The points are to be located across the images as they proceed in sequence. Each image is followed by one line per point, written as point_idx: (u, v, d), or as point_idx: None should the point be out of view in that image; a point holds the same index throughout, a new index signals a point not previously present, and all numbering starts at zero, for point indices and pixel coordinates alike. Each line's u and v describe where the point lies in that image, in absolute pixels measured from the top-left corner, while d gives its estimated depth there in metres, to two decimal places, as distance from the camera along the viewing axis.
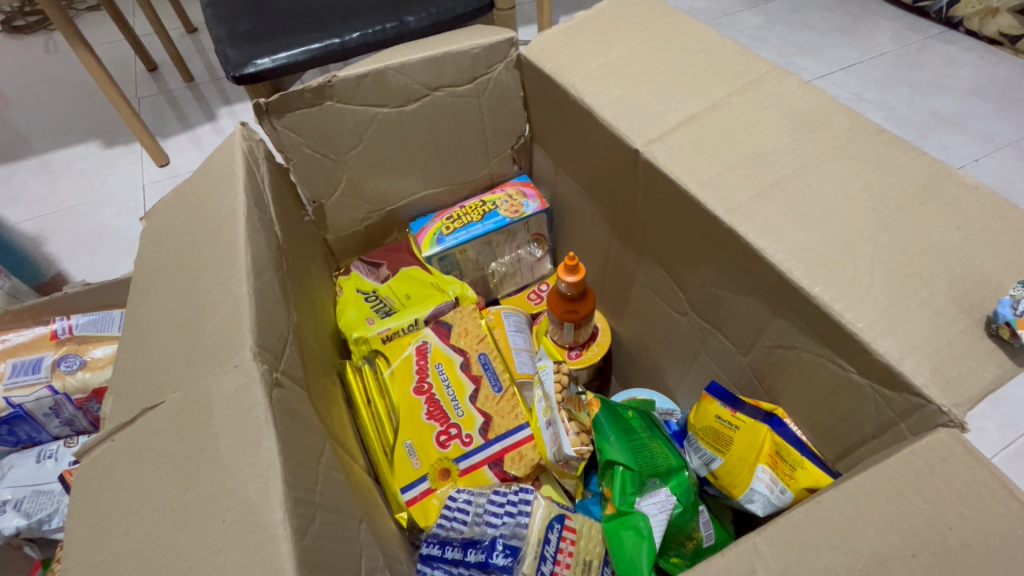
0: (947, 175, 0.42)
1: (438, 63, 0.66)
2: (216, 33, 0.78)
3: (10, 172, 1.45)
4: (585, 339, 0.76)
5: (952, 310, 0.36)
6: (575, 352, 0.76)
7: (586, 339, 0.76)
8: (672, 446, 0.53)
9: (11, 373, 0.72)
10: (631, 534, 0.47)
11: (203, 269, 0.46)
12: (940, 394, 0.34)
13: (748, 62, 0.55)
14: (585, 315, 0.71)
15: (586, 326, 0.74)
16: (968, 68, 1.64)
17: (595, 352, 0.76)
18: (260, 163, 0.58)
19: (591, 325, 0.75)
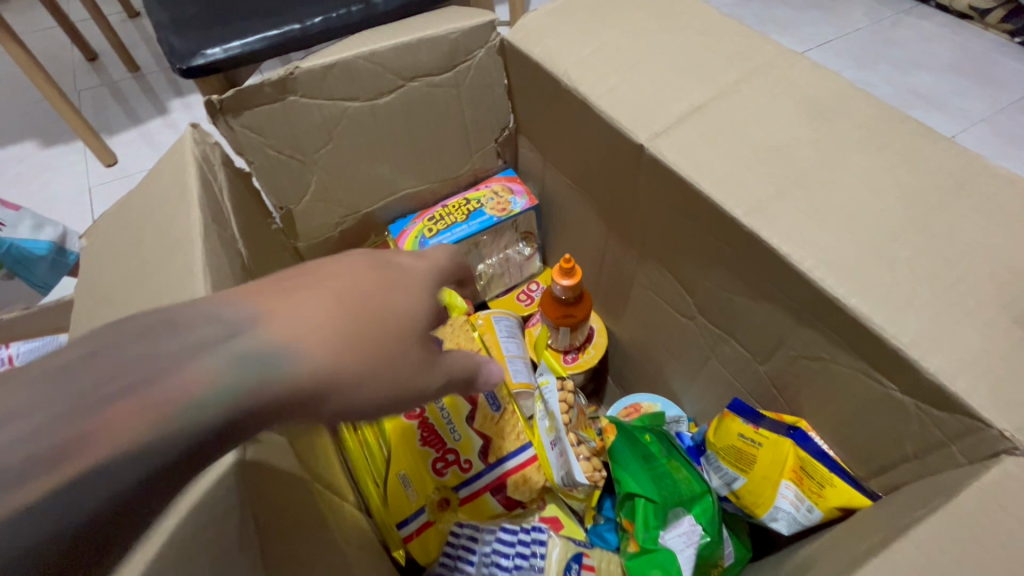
0: (982, 167, 0.39)
1: (412, 50, 0.59)
2: (158, 20, 0.69)
3: None
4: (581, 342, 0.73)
5: (1003, 320, 0.33)
6: (571, 355, 0.73)
7: (583, 342, 0.73)
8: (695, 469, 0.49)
9: None
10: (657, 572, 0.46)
11: (157, 301, 0.40)
12: (1000, 418, 0.30)
13: (755, 44, 0.50)
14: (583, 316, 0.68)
15: (582, 330, 0.71)
16: (941, 43, 1.64)
17: (592, 355, 0.74)
18: (217, 170, 0.51)
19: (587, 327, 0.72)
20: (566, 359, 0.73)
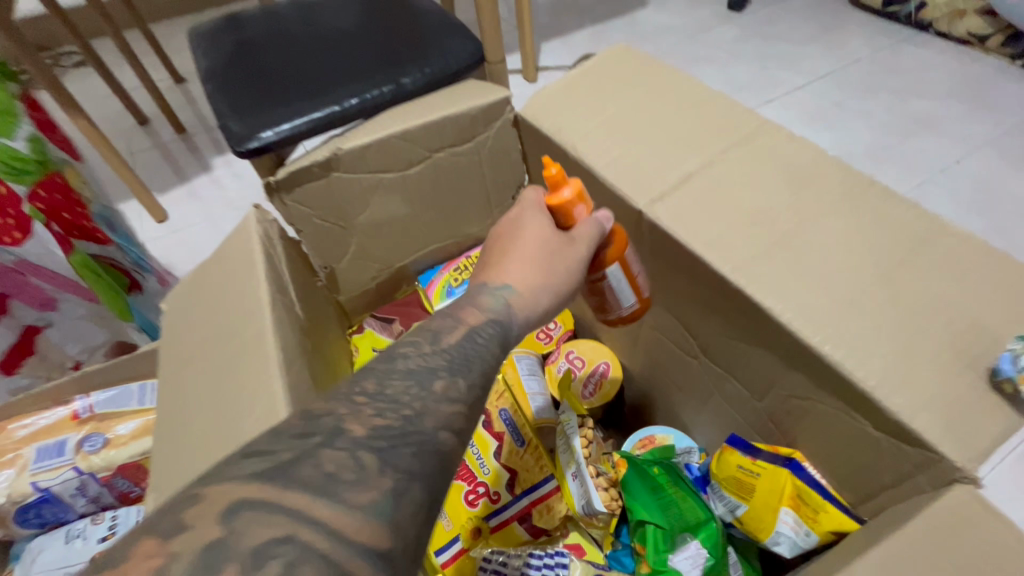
0: (940, 226, 0.45)
1: (438, 127, 0.68)
2: (219, 109, 0.81)
3: None
4: (635, 278, 0.54)
5: (957, 364, 0.38)
6: (627, 300, 0.54)
7: (636, 279, 0.54)
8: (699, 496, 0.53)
9: (38, 457, 0.72)
10: None
11: (237, 365, 0.48)
12: (954, 451, 0.35)
13: (740, 115, 0.57)
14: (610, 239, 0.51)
15: (630, 264, 0.53)
16: (942, 69, 1.69)
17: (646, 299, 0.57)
18: (275, 243, 0.59)
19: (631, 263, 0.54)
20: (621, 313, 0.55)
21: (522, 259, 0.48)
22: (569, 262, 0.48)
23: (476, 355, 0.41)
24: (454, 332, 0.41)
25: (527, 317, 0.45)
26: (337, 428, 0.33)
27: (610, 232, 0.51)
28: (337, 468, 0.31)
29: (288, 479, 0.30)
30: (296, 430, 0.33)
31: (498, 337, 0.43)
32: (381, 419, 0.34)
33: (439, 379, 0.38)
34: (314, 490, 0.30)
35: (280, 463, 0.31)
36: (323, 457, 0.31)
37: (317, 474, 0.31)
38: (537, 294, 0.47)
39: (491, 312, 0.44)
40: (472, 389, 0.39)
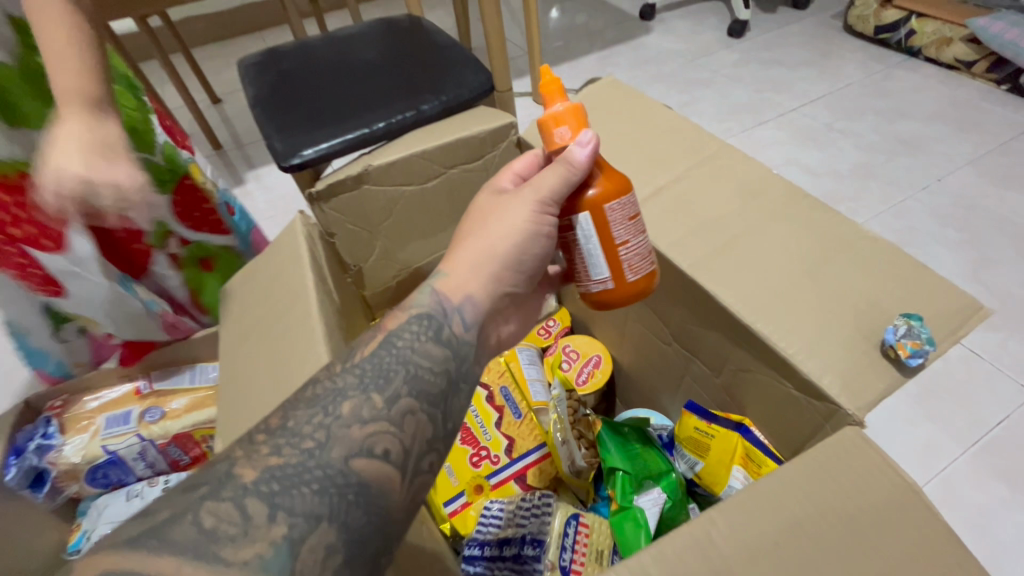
0: (857, 230, 0.55)
1: (453, 147, 0.80)
2: (265, 131, 0.94)
3: None
4: (615, 246, 0.50)
5: (858, 336, 0.48)
6: (601, 270, 0.50)
7: (617, 251, 0.50)
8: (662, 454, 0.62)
9: (106, 425, 0.84)
10: (631, 523, 0.55)
11: (288, 337, 0.59)
12: (848, 402, 0.45)
13: (704, 139, 0.68)
14: (595, 181, 0.49)
15: (609, 228, 0.49)
16: (929, 93, 1.79)
17: (629, 284, 0.51)
18: (317, 243, 0.71)
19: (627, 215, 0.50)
20: (594, 284, 0.51)
21: (466, 237, 0.54)
22: (518, 210, 0.51)
23: (391, 366, 0.45)
24: (370, 344, 0.47)
25: (461, 296, 0.51)
26: (226, 476, 0.38)
27: (593, 171, 0.50)
28: (217, 522, 0.35)
29: (160, 541, 0.34)
30: (189, 484, 0.38)
31: (422, 332, 0.48)
32: (275, 459, 0.39)
33: (348, 400, 0.43)
34: (190, 550, 0.34)
35: (158, 523, 0.35)
36: (205, 512, 0.36)
37: (193, 531, 0.35)
38: (469, 269, 0.52)
39: (419, 309, 0.49)
40: (387, 403, 0.43)
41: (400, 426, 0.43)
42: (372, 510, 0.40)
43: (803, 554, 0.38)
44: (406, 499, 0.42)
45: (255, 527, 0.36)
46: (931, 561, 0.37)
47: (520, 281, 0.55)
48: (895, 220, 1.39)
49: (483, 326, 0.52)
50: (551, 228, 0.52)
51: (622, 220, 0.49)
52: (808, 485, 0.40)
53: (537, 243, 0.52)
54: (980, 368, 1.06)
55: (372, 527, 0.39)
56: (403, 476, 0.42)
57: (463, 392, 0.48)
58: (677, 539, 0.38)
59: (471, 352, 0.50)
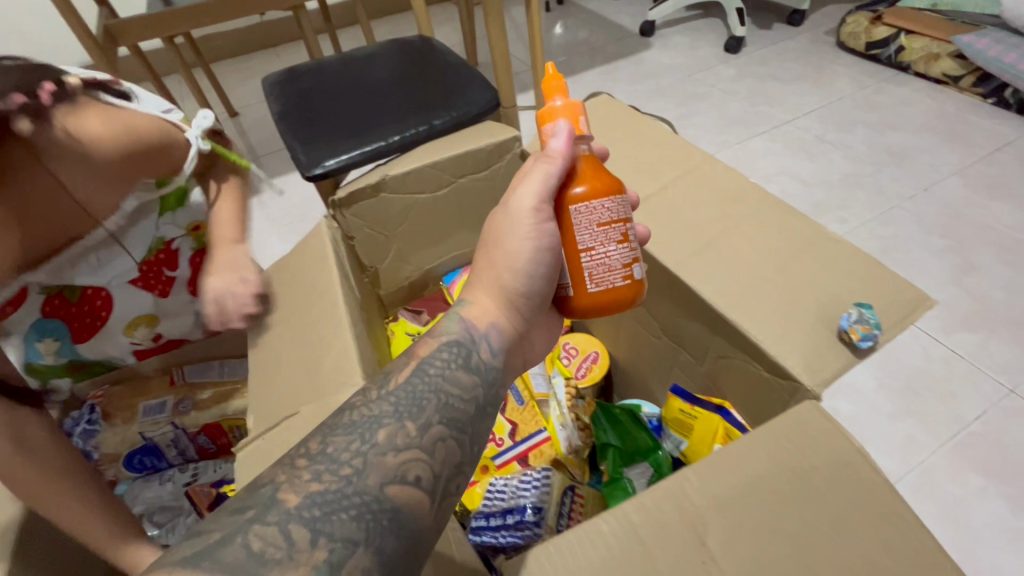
0: (822, 232, 0.62)
1: (462, 159, 0.87)
2: (290, 144, 1.02)
3: None
4: (579, 250, 0.54)
5: (819, 324, 0.55)
6: (564, 275, 0.55)
7: (580, 258, 0.54)
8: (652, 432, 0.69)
9: (143, 413, 0.91)
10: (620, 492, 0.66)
11: (315, 328, 0.66)
12: (809, 380, 0.52)
13: (690, 150, 0.75)
14: (580, 180, 0.54)
15: (576, 230, 0.53)
16: (918, 106, 1.86)
17: (589, 294, 0.54)
18: (340, 246, 0.78)
19: (595, 218, 0.53)
20: (562, 288, 0.56)
21: (485, 270, 0.57)
22: (518, 219, 0.54)
23: (423, 394, 0.48)
24: (402, 370, 0.50)
25: (487, 323, 0.55)
26: (271, 500, 0.40)
27: (578, 172, 0.55)
28: (263, 545, 0.38)
29: (211, 561, 0.37)
30: (236, 506, 0.41)
31: (452, 361, 0.51)
32: (316, 485, 0.41)
33: (383, 427, 0.45)
34: (237, 573, 0.36)
35: (208, 546, 0.38)
36: (251, 535, 0.38)
37: (241, 553, 0.37)
38: (493, 300, 0.56)
39: (448, 337, 0.53)
40: (419, 431, 0.46)
41: (430, 452, 0.45)
42: (404, 537, 0.42)
43: (765, 505, 0.44)
44: (434, 520, 0.45)
45: (298, 552, 0.38)
46: (875, 511, 0.43)
47: (536, 301, 0.57)
48: (883, 227, 1.45)
49: (508, 350, 0.56)
50: (553, 239, 0.54)
51: (588, 226, 0.53)
52: (771, 447, 0.46)
53: (541, 258, 0.54)
54: (960, 368, 1.12)
55: (403, 549, 0.42)
56: (433, 499, 0.45)
57: (488, 417, 0.51)
58: (655, 491, 0.45)
59: (498, 376, 0.53)
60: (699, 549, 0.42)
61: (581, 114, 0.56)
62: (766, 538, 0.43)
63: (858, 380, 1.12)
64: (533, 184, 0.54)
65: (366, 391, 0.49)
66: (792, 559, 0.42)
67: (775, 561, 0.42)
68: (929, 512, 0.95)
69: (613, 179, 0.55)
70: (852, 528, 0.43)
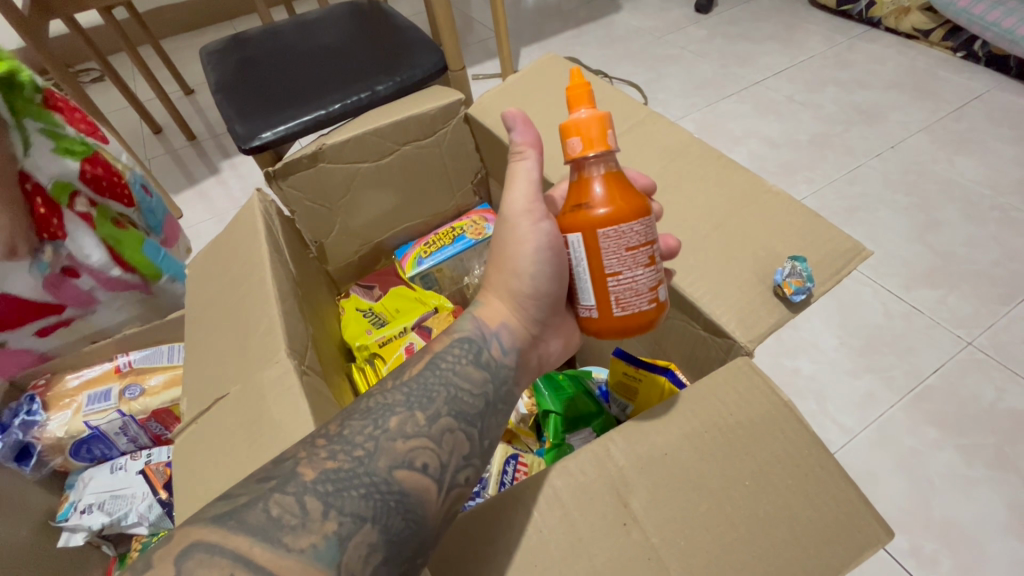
0: (762, 186, 0.60)
1: (404, 125, 0.83)
2: (227, 116, 0.97)
3: None
4: (606, 275, 0.47)
5: (754, 279, 0.54)
6: (588, 298, 0.49)
7: (605, 282, 0.47)
8: (594, 397, 0.69)
9: (89, 402, 0.88)
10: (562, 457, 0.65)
11: (245, 303, 0.63)
12: (743, 336, 0.51)
13: (634, 107, 0.72)
14: (605, 199, 0.46)
15: (601, 255, 0.46)
16: (888, 62, 1.83)
17: (614, 318, 0.49)
18: (273, 219, 0.75)
19: (629, 247, 0.46)
20: (585, 311, 0.50)
21: (492, 274, 0.55)
22: (515, 220, 0.51)
23: (434, 386, 0.46)
24: (416, 363, 0.48)
25: (497, 323, 0.53)
26: (292, 472, 0.39)
27: (603, 191, 0.46)
28: (282, 513, 0.37)
29: (235, 522, 0.36)
30: (261, 475, 0.40)
31: (463, 356, 0.49)
32: (331, 462, 0.40)
33: (395, 415, 0.44)
34: (257, 535, 0.36)
35: (236, 507, 0.37)
36: (272, 502, 0.37)
37: (262, 518, 0.37)
38: (500, 299, 0.54)
39: (460, 334, 0.51)
40: (429, 420, 0.44)
41: (439, 442, 0.43)
42: (412, 519, 0.40)
43: (686, 462, 0.43)
44: (443, 511, 0.42)
45: (311, 521, 0.37)
46: (797, 463, 0.43)
47: (548, 304, 0.54)
48: (848, 186, 1.43)
49: (522, 351, 0.53)
50: (553, 237, 0.50)
51: (615, 251, 0.46)
52: (695, 406, 0.45)
53: (541, 258, 0.51)
54: (920, 324, 1.12)
55: (410, 535, 0.40)
56: (441, 490, 0.42)
57: (500, 413, 0.49)
58: (580, 455, 0.44)
59: (511, 375, 0.51)
60: (620, 511, 0.41)
61: (606, 120, 0.46)
62: (686, 495, 0.42)
63: (821, 339, 1.12)
64: (523, 184, 0.52)
65: (383, 385, 0.48)
66: (711, 515, 0.41)
67: (695, 516, 0.41)
68: (884, 464, 0.96)
69: (641, 196, 0.47)
70: (772, 479, 0.42)
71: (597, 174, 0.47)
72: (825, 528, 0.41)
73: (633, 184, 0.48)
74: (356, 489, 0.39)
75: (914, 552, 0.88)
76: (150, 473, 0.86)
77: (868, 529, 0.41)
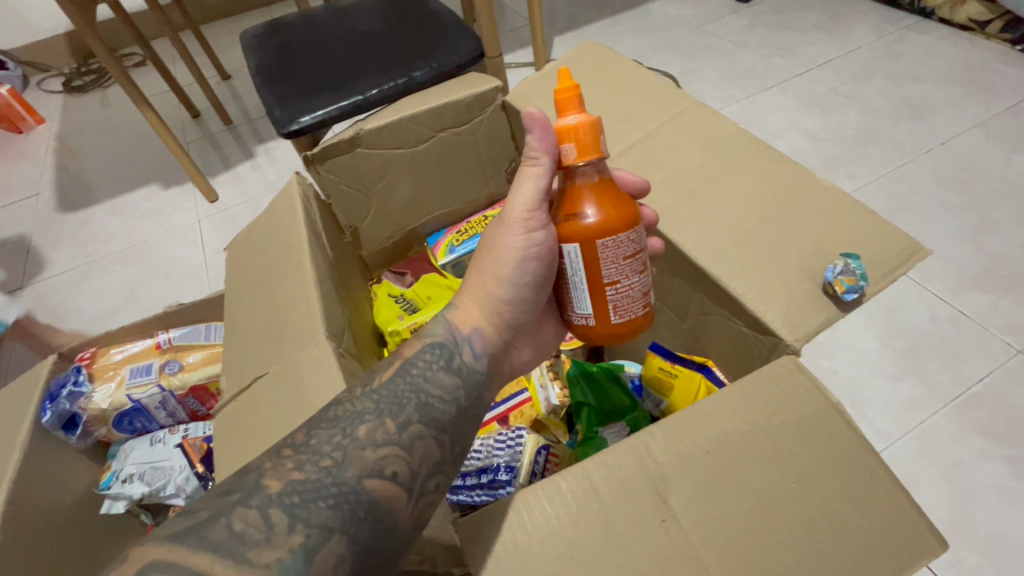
0: (812, 179, 0.58)
1: (441, 111, 0.82)
2: (267, 99, 0.98)
3: None
4: (603, 284, 0.48)
5: (802, 276, 0.52)
6: (585, 306, 0.50)
7: (603, 290, 0.48)
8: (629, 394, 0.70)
9: (131, 376, 0.91)
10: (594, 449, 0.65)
11: (283, 285, 0.64)
12: (789, 335, 0.49)
13: (677, 95, 0.69)
14: (597, 209, 0.47)
15: (600, 263, 0.47)
16: (941, 54, 1.74)
17: (611, 325, 0.50)
18: (311, 203, 0.76)
19: (620, 255, 0.47)
20: (580, 318, 0.51)
21: (472, 277, 0.55)
22: (508, 225, 0.52)
23: (405, 393, 0.46)
24: (387, 369, 0.48)
25: (470, 327, 0.52)
26: (256, 484, 0.40)
27: (597, 202, 0.47)
28: (245, 527, 0.37)
29: (195, 539, 0.36)
30: (222, 488, 0.40)
31: (435, 361, 0.49)
32: (297, 473, 0.40)
33: (365, 423, 0.44)
34: (219, 551, 0.36)
35: (196, 523, 0.37)
36: (234, 517, 0.38)
37: (224, 533, 0.37)
38: (476, 302, 0.54)
39: (432, 338, 0.51)
40: (400, 428, 0.45)
41: (410, 450, 0.44)
42: (380, 529, 0.41)
43: (729, 460, 0.42)
44: (413, 517, 0.43)
45: (276, 535, 0.37)
46: (844, 467, 0.41)
47: (524, 310, 0.55)
48: (895, 184, 1.38)
49: (494, 356, 0.53)
50: (543, 246, 0.51)
51: (614, 259, 0.47)
52: (740, 403, 0.44)
53: (527, 267, 0.52)
54: (967, 329, 1.07)
55: (379, 543, 0.41)
56: (411, 498, 0.43)
57: (472, 418, 0.49)
58: (617, 449, 0.43)
59: (482, 381, 0.51)
60: (659, 507, 0.40)
61: (597, 126, 0.47)
62: (727, 494, 0.41)
63: (860, 341, 1.09)
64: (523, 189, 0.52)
65: (351, 389, 0.48)
66: (754, 515, 0.40)
67: (736, 516, 0.40)
68: (925, 473, 0.92)
69: (632, 207, 0.48)
70: (817, 483, 0.41)
71: (591, 182, 0.48)
72: (873, 536, 0.39)
73: (625, 191, 0.49)
74: (323, 501, 0.40)
75: (953, 565, 0.85)
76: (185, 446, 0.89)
77: (919, 540, 0.39)
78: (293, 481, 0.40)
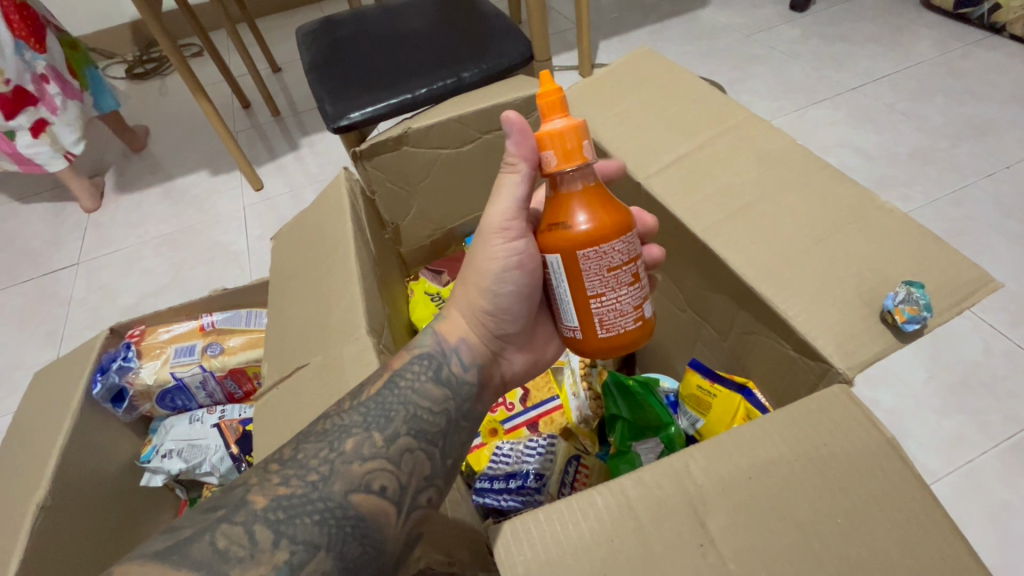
0: (872, 201, 0.55)
1: (488, 113, 0.82)
2: (319, 95, 1.00)
3: (33, 256, 1.63)
4: (587, 297, 0.47)
5: (858, 302, 0.50)
6: (569, 318, 0.48)
7: (588, 304, 0.47)
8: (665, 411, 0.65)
9: (175, 355, 0.94)
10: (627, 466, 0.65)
11: (328, 277, 0.66)
12: (842, 363, 0.47)
13: (731, 108, 0.68)
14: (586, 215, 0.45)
15: (582, 277, 0.46)
16: (1011, 72, 1.65)
17: (598, 340, 0.48)
18: (357, 199, 0.77)
19: (606, 263, 0.45)
20: (569, 330, 0.50)
21: (462, 287, 0.55)
22: (489, 235, 0.51)
23: (393, 405, 0.47)
24: (375, 382, 0.49)
25: (457, 338, 0.53)
26: (241, 501, 0.40)
27: (587, 209, 0.45)
28: (228, 544, 0.37)
29: (178, 557, 0.36)
30: (209, 505, 0.40)
31: (423, 372, 0.50)
32: (283, 489, 0.41)
33: (352, 436, 0.45)
34: (203, 568, 0.36)
35: (181, 540, 0.38)
36: (218, 533, 0.38)
37: (208, 550, 0.37)
38: (465, 313, 0.54)
39: (420, 350, 0.51)
40: (387, 441, 0.45)
41: (398, 463, 0.44)
42: (370, 546, 0.41)
43: (772, 488, 0.41)
44: (401, 533, 0.43)
45: (260, 552, 0.38)
46: (897, 507, 0.40)
47: (514, 319, 0.55)
48: (952, 208, 1.31)
49: (482, 367, 0.54)
50: (525, 255, 0.51)
51: (596, 271, 0.45)
52: (787, 429, 0.43)
53: (510, 277, 0.51)
54: None
55: (368, 559, 0.41)
56: (400, 512, 0.43)
57: (463, 430, 0.49)
58: (656, 467, 0.42)
59: (472, 392, 0.52)
60: (697, 532, 0.39)
61: (582, 130, 0.45)
62: (770, 524, 0.39)
63: (905, 372, 1.04)
64: (504, 199, 0.50)
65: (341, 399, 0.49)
66: (797, 548, 0.39)
67: (777, 547, 0.39)
68: (971, 515, 0.88)
69: (624, 212, 0.46)
70: (866, 521, 0.39)
71: (578, 190, 0.46)
72: None
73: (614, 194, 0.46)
74: (309, 517, 0.40)
75: None
76: (223, 428, 0.92)
77: None
78: (278, 498, 0.40)
